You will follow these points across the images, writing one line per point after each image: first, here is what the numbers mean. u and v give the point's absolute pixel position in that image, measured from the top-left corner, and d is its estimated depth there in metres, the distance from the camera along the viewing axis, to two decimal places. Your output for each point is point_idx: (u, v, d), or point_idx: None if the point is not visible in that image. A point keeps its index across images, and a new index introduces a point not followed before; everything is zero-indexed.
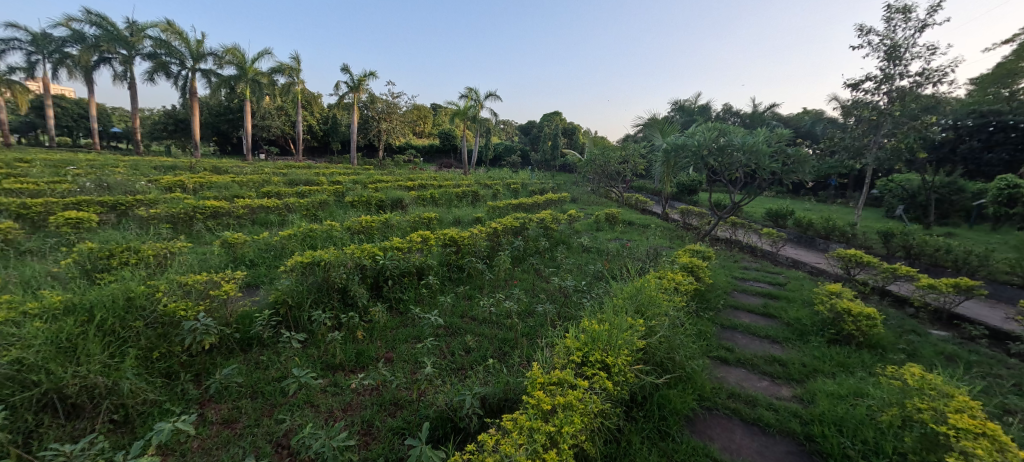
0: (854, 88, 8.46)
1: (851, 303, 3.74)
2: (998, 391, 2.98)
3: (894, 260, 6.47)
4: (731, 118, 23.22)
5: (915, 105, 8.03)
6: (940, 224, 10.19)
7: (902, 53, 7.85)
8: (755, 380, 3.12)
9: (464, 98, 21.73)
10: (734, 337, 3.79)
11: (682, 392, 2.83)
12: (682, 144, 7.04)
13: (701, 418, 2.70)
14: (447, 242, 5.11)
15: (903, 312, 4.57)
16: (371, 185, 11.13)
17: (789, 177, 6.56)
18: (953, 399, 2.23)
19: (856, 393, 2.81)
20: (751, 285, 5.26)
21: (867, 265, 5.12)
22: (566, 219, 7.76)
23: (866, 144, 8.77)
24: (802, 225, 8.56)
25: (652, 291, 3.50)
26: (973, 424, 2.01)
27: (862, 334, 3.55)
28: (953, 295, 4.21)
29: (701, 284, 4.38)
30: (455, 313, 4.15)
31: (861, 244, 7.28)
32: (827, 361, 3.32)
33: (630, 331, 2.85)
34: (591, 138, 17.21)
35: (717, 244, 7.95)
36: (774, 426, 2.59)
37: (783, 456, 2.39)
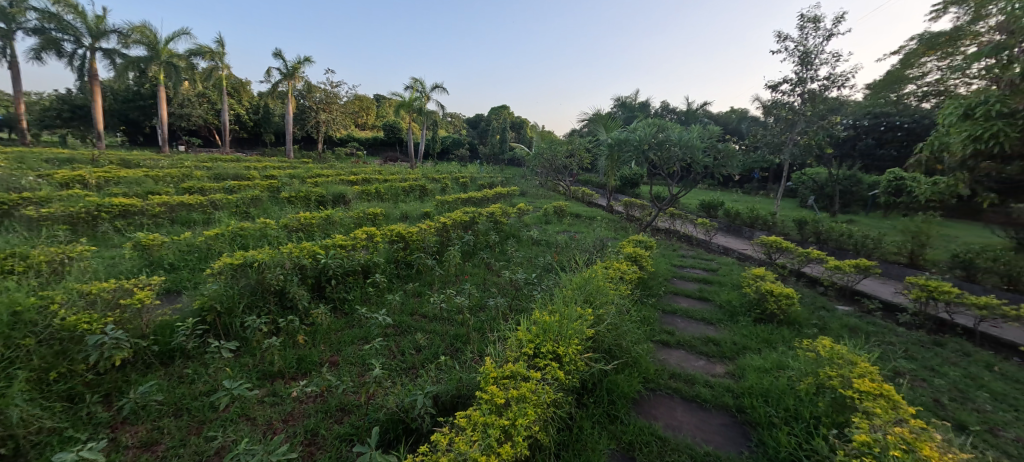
0: (774, 89, 9.28)
1: (773, 285, 4.12)
2: (891, 357, 3.44)
3: (807, 245, 7.24)
4: (668, 115, 24.61)
5: (823, 106, 8.99)
6: (843, 212, 11.54)
7: (813, 59, 8.73)
8: (693, 360, 3.34)
9: (409, 89, 21.11)
10: (673, 321, 4.04)
11: (629, 376, 2.96)
12: (625, 139, 7.33)
13: (646, 399, 2.86)
14: (395, 238, 4.94)
15: (815, 291, 5.13)
16: (310, 179, 10.46)
17: (720, 171, 7.08)
18: (857, 366, 2.54)
19: (778, 366, 3.11)
20: (688, 271, 5.63)
21: (785, 250, 5.68)
22: (515, 213, 7.82)
23: (783, 141, 9.69)
24: (731, 215, 9.32)
25: (599, 281, 3.62)
26: (873, 387, 2.29)
27: (782, 312, 3.93)
28: (854, 274, 4.80)
29: (644, 272, 4.61)
30: (405, 311, 4.03)
31: (780, 232, 8.06)
32: (754, 338, 3.64)
33: (580, 321, 2.93)
34: (538, 132, 17.44)
35: (658, 234, 8.42)
36: (710, 401, 2.80)
37: (719, 428, 2.59)
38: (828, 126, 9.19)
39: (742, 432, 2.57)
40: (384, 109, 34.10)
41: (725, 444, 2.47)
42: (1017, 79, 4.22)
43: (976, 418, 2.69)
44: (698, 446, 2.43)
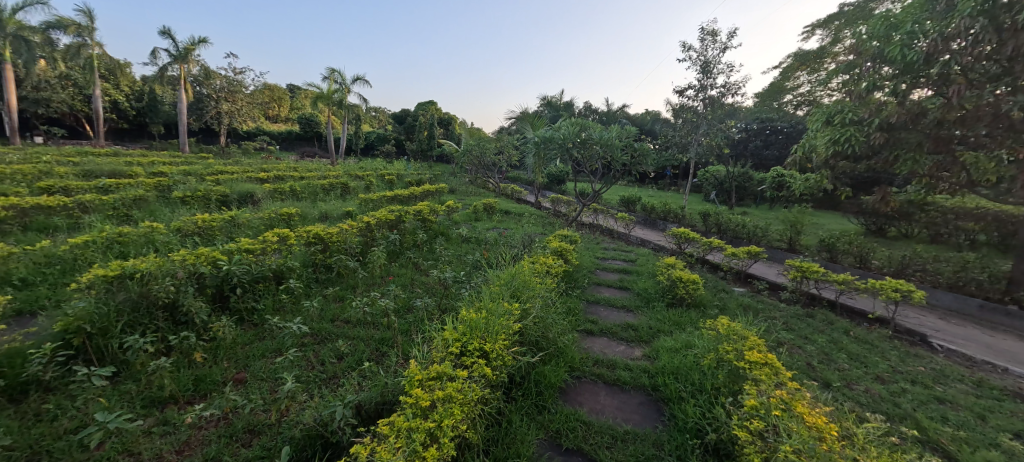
0: (681, 94, 10.18)
1: (682, 272, 4.52)
2: (775, 329, 3.95)
3: (710, 235, 8.08)
4: (590, 115, 25.87)
5: (721, 111, 10.08)
6: (739, 205, 13.07)
7: (711, 68, 9.73)
8: (614, 345, 3.56)
9: (327, 79, 19.75)
10: (597, 310, 4.26)
11: (556, 367, 3.06)
12: (550, 137, 7.57)
13: (572, 387, 2.98)
14: (312, 240, 4.57)
15: (717, 276, 5.74)
16: (209, 177, 9.30)
17: (637, 168, 7.61)
18: (748, 340, 2.88)
19: (686, 345, 3.41)
20: (610, 263, 5.98)
21: (692, 240, 6.28)
22: (444, 211, 7.69)
23: (689, 142, 10.71)
24: (647, 209, 10.08)
25: (525, 275, 3.68)
26: (760, 358, 2.62)
27: (690, 297, 4.33)
28: (747, 259, 5.44)
29: (569, 265, 4.78)
30: (325, 318, 3.75)
31: (689, 224, 8.90)
32: (667, 321, 3.97)
33: (507, 316, 2.95)
34: (467, 129, 17.30)
35: (583, 228, 8.82)
36: (629, 383, 3.00)
37: (637, 407, 2.78)
38: (725, 129, 10.33)
39: (657, 408, 2.80)
40: (298, 101, 31.52)
41: (642, 421, 2.66)
42: (863, 91, 5.07)
43: (838, 376, 3.20)
44: (619, 426, 2.59)
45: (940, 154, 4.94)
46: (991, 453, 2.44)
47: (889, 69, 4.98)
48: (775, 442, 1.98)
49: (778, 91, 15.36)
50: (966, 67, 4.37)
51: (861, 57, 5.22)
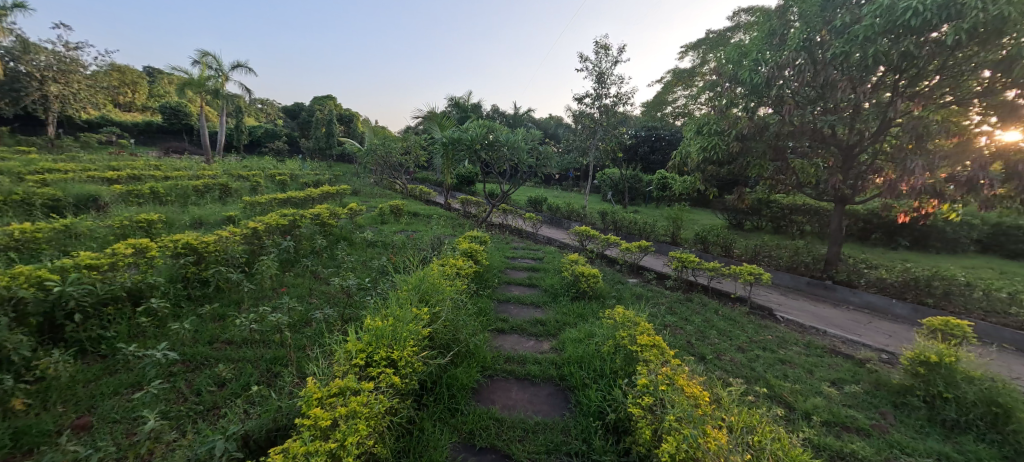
0: (580, 102, 10.91)
1: (584, 268, 4.84)
2: (662, 314, 4.47)
3: (608, 232, 8.81)
4: (497, 117, 26.39)
5: (614, 118, 11.06)
6: (632, 204, 14.50)
7: (605, 79, 10.62)
8: (525, 341, 3.69)
9: (198, 64, 17.08)
10: (507, 309, 4.37)
11: (468, 367, 3.07)
12: (458, 138, 7.54)
13: (485, 386, 3.02)
14: (182, 250, 3.91)
15: (615, 269, 6.28)
16: (28, 176, 7.36)
17: (542, 170, 7.98)
18: (639, 326, 3.21)
19: (589, 335, 3.67)
20: (519, 262, 6.18)
21: (592, 237, 6.79)
22: (346, 214, 7.18)
23: (588, 146, 11.55)
24: (553, 209, 10.64)
25: (434, 278, 3.60)
26: (649, 341, 2.93)
27: (592, 290, 4.66)
28: (638, 253, 6.05)
29: (480, 266, 4.82)
30: (201, 340, 3.24)
31: (590, 222, 9.60)
32: (572, 314, 4.23)
33: (416, 322, 2.86)
34: (371, 127, 16.37)
35: (493, 229, 8.96)
36: (538, 376, 3.14)
37: (546, 398, 2.93)
38: (618, 135, 11.37)
39: (564, 396, 2.98)
40: (160, 87, 26.68)
41: (551, 411, 2.80)
42: (724, 107, 5.99)
43: (710, 350, 3.73)
44: (529, 417, 2.70)
45: (778, 161, 6.06)
46: (816, 398, 3.08)
47: (741, 89, 5.95)
48: (662, 414, 2.24)
49: (660, 103, 17.42)
50: (794, 91, 5.42)
51: (721, 78, 6.15)
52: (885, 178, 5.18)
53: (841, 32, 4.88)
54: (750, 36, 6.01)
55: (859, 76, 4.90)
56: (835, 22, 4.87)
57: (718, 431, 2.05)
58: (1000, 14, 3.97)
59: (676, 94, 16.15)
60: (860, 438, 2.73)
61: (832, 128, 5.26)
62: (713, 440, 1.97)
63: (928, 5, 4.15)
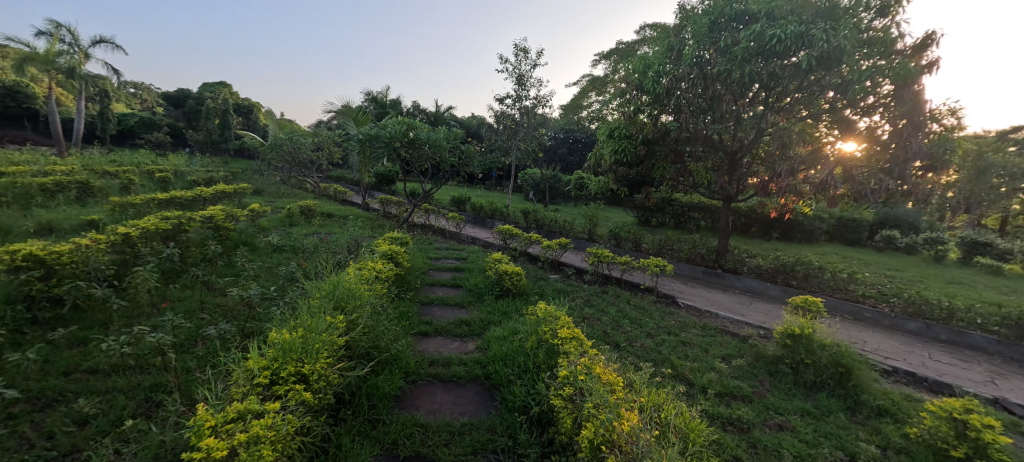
0: (501, 102, 11.05)
1: (507, 266, 4.90)
2: (580, 307, 4.73)
3: (530, 230, 9.06)
4: (418, 115, 25.64)
5: (534, 120, 11.40)
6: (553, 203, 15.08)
7: (524, 81, 10.88)
8: (449, 343, 3.65)
9: (43, 35, 14.00)
10: (431, 311, 4.28)
11: (389, 375, 2.93)
12: (376, 135, 7.18)
13: (409, 392, 2.92)
14: (21, 264, 3.16)
15: (537, 266, 6.47)
16: None
17: (464, 169, 7.94)
18: (560, 320, 3.35)
19: (513, 331, 3.72)
20: (442, 262, 6.07)
21: (515, 236, 6.93)
22: (246, 216, 6.43)
23: (510, 146, 11.74)
24: (476, 208, 10.64)
25: (350, 283, 3.38)
26: (569, 334, 3.07)
27: (515, 287, 4.74)
28: (558, 250, 6.31)
29: (401, 269, 4.63)
30: (52, 372, 2.66)
31: (512, 221, 9.78)
32: (495, 312, 4.27)
33: (331, 331, 2.66)
34: (275, 119, 14.84)
35: (414, 229, 8.68)
36: (463, 377, 3.12)
37: (472, 399, 2.92)
38: (537, 136, 11.75)
39: (490, 395, 3.00)
40: None
41: (477, 411, 2.80)
42: (632, 113, 6.49)
43: (623, 337, 4.04)
44: (455, 420, 2.66)
45: (678, 163, 6.74)
46: (710, 373, 3.50)
47: (646, 97, 6.50)
48: (582, 402, 2.37)
49: (576, 107, 18.38)
50: (689, 101, 6.07)
51: (629, 86, 6.66)
52: (760, 180, 6.05)
53: (725, 52, 5.58)
54: (652, 50, 6.60)
55: (740, 91, 5.66)
56: (720, 42, 5.55)
57: (630, 413, 2.23)
58: (839, 46, 4.86)
59: (590, 100, 17.16)
60: (744, 404, 3.16)
61: (719, 135, 6.00)
62: (626, 421, 2.13)
63: (789, 34, 4.93)
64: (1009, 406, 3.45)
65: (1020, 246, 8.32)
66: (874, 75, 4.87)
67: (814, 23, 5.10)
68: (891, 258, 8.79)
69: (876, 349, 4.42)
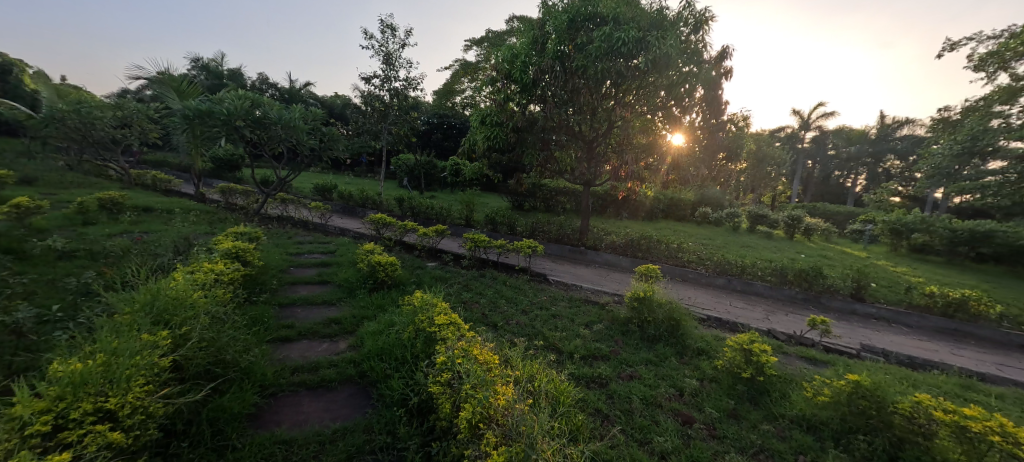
0: (367, 82, 10.26)
1: (380, 256, 4.63)
2: (459, 292, 4.78)
3: (406, 218, 8.74)
4: (267, 90, 22.18)
5: (406, 103, 10.91)
6: (430, 189, 14.80)
7: (393, 61, 10.28)
8: (316, 346, 3.31)
9: None
10: (292, 313, 3.82)
11: (240, 392, 2.53)
12: (207, 111, 5.97)
13: (268, 407, 2.57)
14: None
15: (414, 254, 6.30)
16: None
17: (327, 154, 7.19)
18: (438, 308, 3.33)
19: (388, 324, 3.55)
20: (305, 258, 5.45)
21: (389, 225, 6.61)
22: (8, 214, 4.74)
23: (380, 129, 11.02)
24: (344, 197, 9.78)
25: (177, 289, 2.77)
26: (446, 320, 3.07)
27: (390, 278, 4.52)
28: (436, 237, 6.24)
29: (251, 268, 4.00)
30: None
31: (386, 209, 9.28)
32: (370, 307, 4.03)
33: (150, 351, 2.15)
34: (49, 84, 11.12)
35: (269, 222, 7.58)
36: (335, 380, 2.88)
37: (345, 401, 2.72)
38: (409, 120, 11.30)
39: (366, 394, 2.83)
40: None
41: (351, 413, 2.62)
42: (503, 101, 6.69)
43: (500, 317, 4.23)
44: (326, 427, 2.45)
45: (545, 151, 7.23)
46: (576, 340, 3.91)
47: (515, 87, 6.76)
48: (459, 385, 2.41)
49: (450, 93, 18.20)
50: (553, 92, 6.52)
51: (499, 74, 6.83)
52: (613, 166, 6.89)
53: (581, 49, 6.12)
54: (518, 41, 6.85)
55: (595, 86, 6.30)
56: (578, 40, 6.05)
57: (505, 388, 2.36)
58: (667, 53, 5.77)
59: (463, 86, 17.15)
60: (603, 362, 3.63)
61: (579, 126, 6.61)
62: (502, 396, 2.25)
63: (630, 39, 5.64)
64: (776, 334, 4.68)
65: (781, 217, 11.27)
66: (691, 80, 5.92)
67: (648, 32, 5.93)
68: (705, 229, 10.99)
69: (697, 302, 5.53)
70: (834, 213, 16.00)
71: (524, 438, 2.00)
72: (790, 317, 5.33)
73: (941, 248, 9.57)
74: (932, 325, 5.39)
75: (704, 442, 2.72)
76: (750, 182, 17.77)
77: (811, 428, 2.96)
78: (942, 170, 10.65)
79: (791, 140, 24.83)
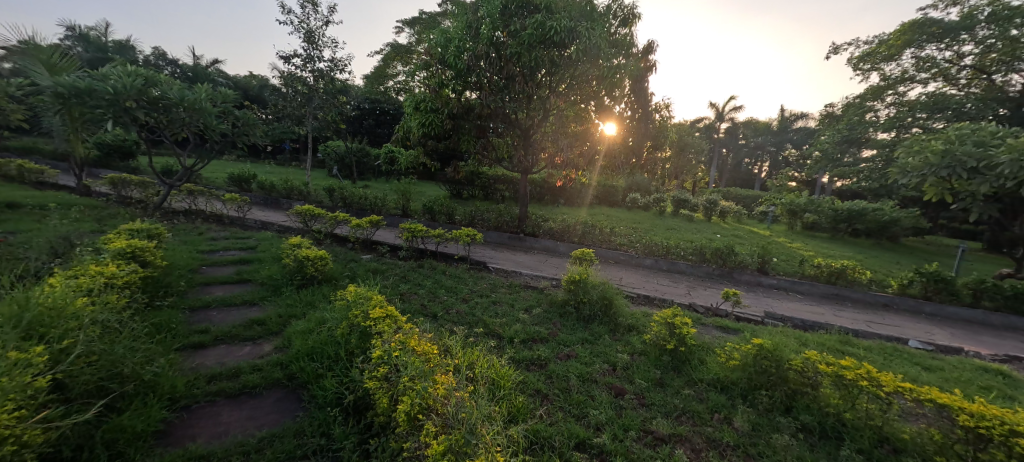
0: (287, 61, 9.42)
1: (308, 250, 4.34)
2: (396, 285, 4.65)
3: (337, 210, 8.26)
4: (165, 67, 19.49)
5: (332, 86, 10.21)
6: (363, 179, 14.08)
7: (315, 39, 9.54)
8: (236, 350, 3.06)
9: None
10: (207, 316, 3.48)
11: (144, 408, 2.27)
12: (87, 89, 5.12)
13: (180, 422, 2.33)
14: None
15: (347, 247, 6.00)
16: None
17: (242, 140, 6.53)
18: (373, 301, 3.23)
19: (319, 321, 3.36)
20: (220, 255, 4.95)
21: (319, 217, 6.23)
22: None
23: (304, 114, 10.22)
24: (265, 188, 8.99)
25: (54, 297, 2.38)
26: (381, 313, 2.99)
27: (320, 273, 4.27)
28: (370, 228, 5.99)
29: (152, 269, 3.56)
30: None
31: (314, 200, 8.70)
32: (298, 304, 3.78)
33: (20, 371, 1.84)
34: None
35: (175, 217, 6.77)
36: (260, 385, 2.69)
37: (272, 407, 2.55)
38: (337, 104, 10.60)
39: (296, 397, 2.68)
40: None
41: (279, 418, 2.46)
42: (437, 86, 6.50)
43: (440, 307, 4.20)
44: (250, 436, 2.28)
45: (482, 138, 7.19)
46: (516, 325, 4.01)
47: (449, 72, 6.59)
48: (397, 378, 2.36)
49: (381, 77, 17.27)
50: (489, 79, 6.47)
51: (432, 59, 6.62)
52: (549, 154, 7.05)
53: (515, 36, 6.11)
54: (451, 24, 6.67)
55: (529, 74, 6.34)
56: (511, 26, 6.04)
57: (444, 377, 2.36)
58: (596, 44, 5.97)
59: (396, 69, 16.40)
60: (541, 344, 3.75)
61: (516, 113, 6.64)
62: (441, 385, 2.25)
63: (562, 28, 5.72)
64: (696, 307, 5.16)
65: (700, 201, 12.32)
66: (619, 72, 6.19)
67: (578, 22, 6.06)
68: (635, 214, 11.70)
69: (628, 282, 5.91)
70: (743, 197, 17.81)
71: (464, 425, 2.02)
72: (707, 291, 5.90)
73: (827, 226, 11.11)
74: (820, 291, 6.25)
75: (634, 411, 2.93)
76: (674, 169, 19.15)
77: (723, 388, 3.32)
78: (828, 158, 12.27)
79: (709, 131, 27.03)
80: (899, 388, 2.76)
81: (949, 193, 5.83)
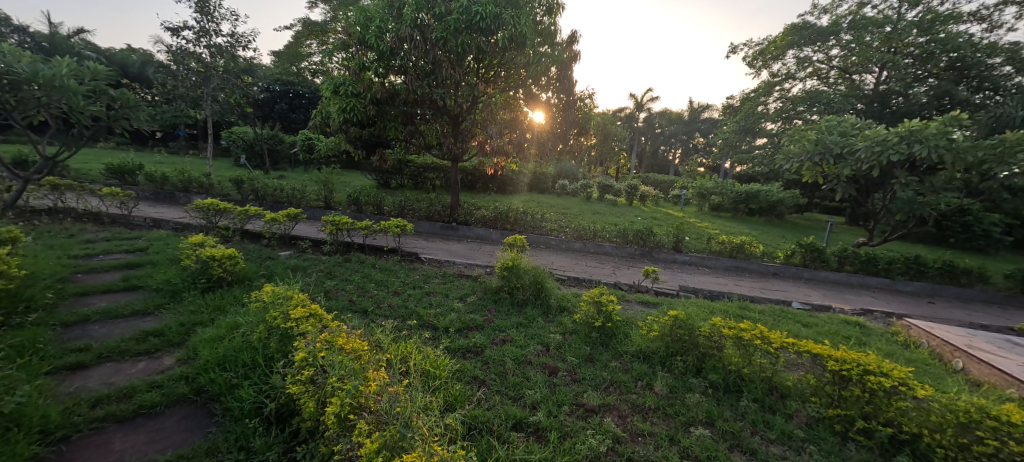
0: (175, 34, 8.21)
1: (214, 250, 3.91)
2: (319, 281, 4.37)
3: (248, 203, 7.49)
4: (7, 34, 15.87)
5: (234, 64, 9.12)
6: (277, 168, 12.87)
7: (210, 10, 8.41)
8: (128, 367, 2.68)
9: None
10: (86, 331, 2.99)
11: (5, 446, 1.91)
12: None
13: (57, 456, 2.00)
14: None
15: (262, 244, 5.50)
16: None
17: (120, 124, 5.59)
18: (294, 300, 3.01)
19: (231, 326, 3.06)
20: (99, 260, 4.25)
21: (225, 212, 5.61)
22: None
23: (200, 96, 9.02)
24: (156, 181, 7.84)
25: None
26: (304, 313, 2.80)
27: (229, 273, 3.86)
28: (288, 222, 5.54)
29: (4, 281, 2.96)
30: None
31: (218, 193, 7.78)
32: (204, 310, 3.40)
33: None
34: None
35: (34, 217, 5.66)
36: (162, 404, 2.40)
37: (177, 425, 2.29)
38: (241, 86, 9.51)
39: (206, 411, 2.43)
40: None
41: (188, 437, 2.22)
42: (358, 69, 6.11)
43: (370, 302, 4.04)
44: None
45: (410, 125, 6.93)
46: (451, 314, 4.00)
47: (370, 54, 6.22)
48: (325, 379, 2.24)
49: (294, 56, 15.79)
50: (415, 64, 6.23)
51: (351, 39, 6.18)
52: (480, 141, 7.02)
53: (440, 19, 5.93)
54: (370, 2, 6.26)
55: (457, 59, 6.21)
56: (436, 9, 5.85)
57: (376, 373, 2.29)
58: (523, 32, 5.99)
59: (311, 49, 15.09)
60: (477, 332, 3.79)
61: (444, 100, 6.49)
62: (373, 382, 2.19)
63: (488, 14, 5.67)
64: (621, 285, 5.55)
65: (623, 187, 13.12)
66: (545, 60, 6.30)
67: (504, 9, 6.03)
68: (564, 200, 12.15)
69: (559, 265, 6.17)
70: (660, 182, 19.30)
71: (398, 419, 1.98)
72: (630, 270, 6.36)
73: (729, 207, 12.48)
74: (725, 264, 7.05)
75: (567, 387, 3.10)
76: (599, 157, 20.11)
77: (645, 358, 3.62)
78: (730, 146, 13.72)
79: (630, 120, 28.72)
80: (784, 343, 3.24)
81: (821, 176, 6.85)
